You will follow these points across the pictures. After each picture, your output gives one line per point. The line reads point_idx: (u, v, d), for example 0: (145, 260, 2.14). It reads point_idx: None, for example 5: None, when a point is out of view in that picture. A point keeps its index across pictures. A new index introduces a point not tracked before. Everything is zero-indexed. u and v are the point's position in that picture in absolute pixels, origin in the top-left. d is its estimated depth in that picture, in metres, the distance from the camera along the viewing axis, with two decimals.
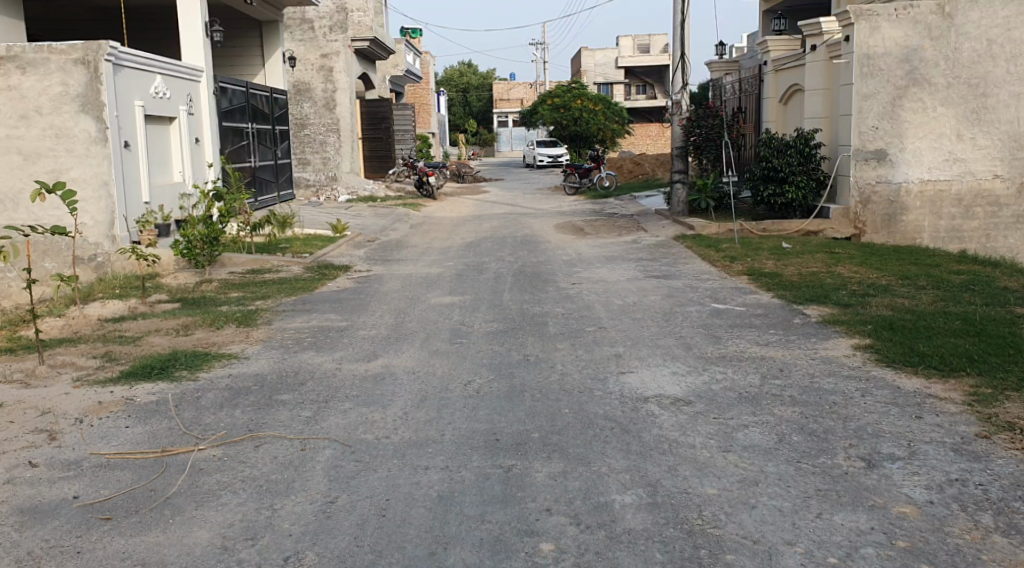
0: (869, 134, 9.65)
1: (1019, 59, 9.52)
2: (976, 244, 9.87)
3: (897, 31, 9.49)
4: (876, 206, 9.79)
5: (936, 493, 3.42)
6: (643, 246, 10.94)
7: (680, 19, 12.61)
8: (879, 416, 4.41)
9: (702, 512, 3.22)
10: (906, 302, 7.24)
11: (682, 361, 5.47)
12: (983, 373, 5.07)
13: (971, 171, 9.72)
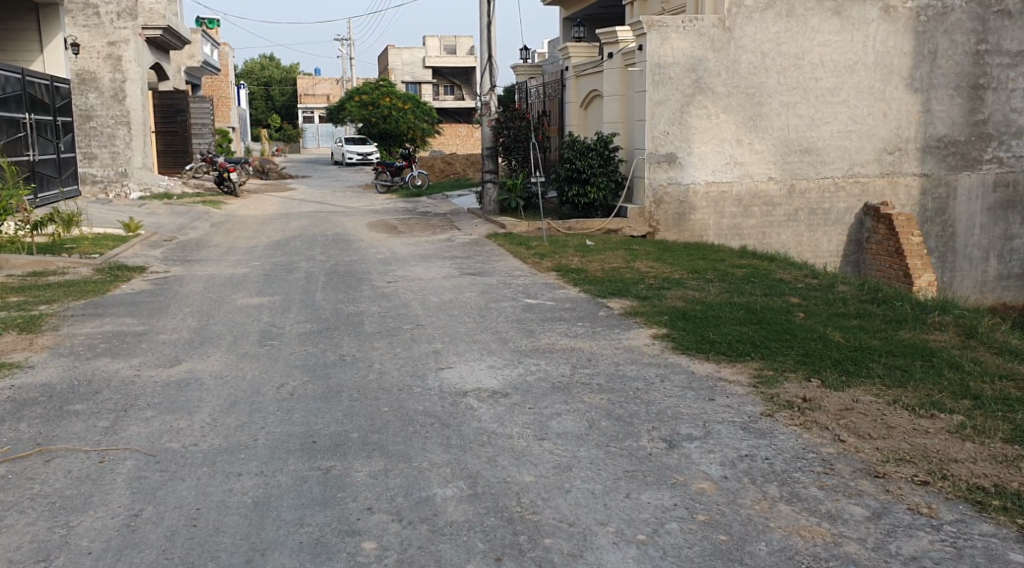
0: (660, 138, 10.23)
1: (788, 72, 10.45)
2: (754, 241, 10.73)
3: (684, 41, 10.09)
4: (669, 206, 10.42)
5: (729, 468, 3.73)
6: (454, 244, 11.10)
7: (486, 21, 12.85)
8: (677, 399, 4.74)
9: (520, 499, 3.35)
10: (697, 294, 7.80)
11: (496, 354, 5.62)
12: (765, 356, 5.56)
13: (750, 173, 10.56)
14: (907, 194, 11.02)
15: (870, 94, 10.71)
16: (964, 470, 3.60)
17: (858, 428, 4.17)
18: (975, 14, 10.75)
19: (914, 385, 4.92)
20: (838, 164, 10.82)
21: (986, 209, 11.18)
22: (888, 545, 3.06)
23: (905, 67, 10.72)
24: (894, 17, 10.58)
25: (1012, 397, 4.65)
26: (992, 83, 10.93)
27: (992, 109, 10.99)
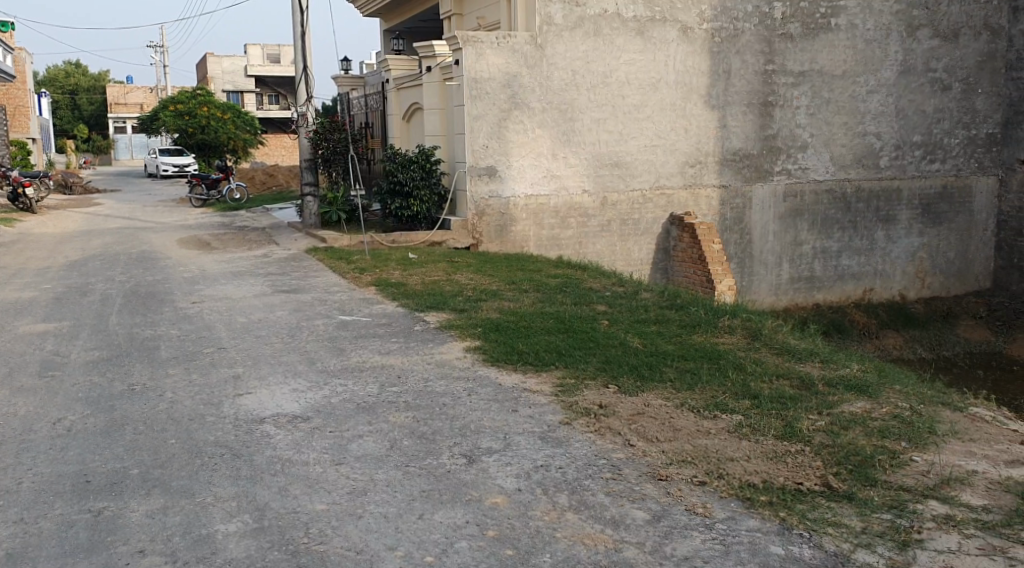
0: (480, 152, 10.35)
1: (597, 89, 10.84)
2: (571, 250, 11.02)
3: (498, 58, 10.26)
4: (491, 218, 10.56)
5: (523, 480, 3.80)
6: (271, 260, 10.79)
7: (300, 31, 12.58)
8: (481, 413, 4.79)
9: (308, 529, 3.27)
10: (511, 305, 7.93)
11: (302, 377, 5.48)
12: (569, 364, 5.73)
13: (565, 187, 10.86)
14: (708, 204, 11.66)
15: (672, 110, 11.27)
16: (737, 468, 3.84)
17: (647, 433, 4.37)
18: (762, 37, 11.52)
19: (701, 387, 5.21)
20: (645, 177, 11.30)
21: (778, 217, 12.01)
22: (663, 547, 3.22)
23: (702, 85, 11.35)
24: (691, 38, 11.19)
25: (786, 395, 5.02)
26: (779, 101, 11.74)
27: (780, 125, 11.80)
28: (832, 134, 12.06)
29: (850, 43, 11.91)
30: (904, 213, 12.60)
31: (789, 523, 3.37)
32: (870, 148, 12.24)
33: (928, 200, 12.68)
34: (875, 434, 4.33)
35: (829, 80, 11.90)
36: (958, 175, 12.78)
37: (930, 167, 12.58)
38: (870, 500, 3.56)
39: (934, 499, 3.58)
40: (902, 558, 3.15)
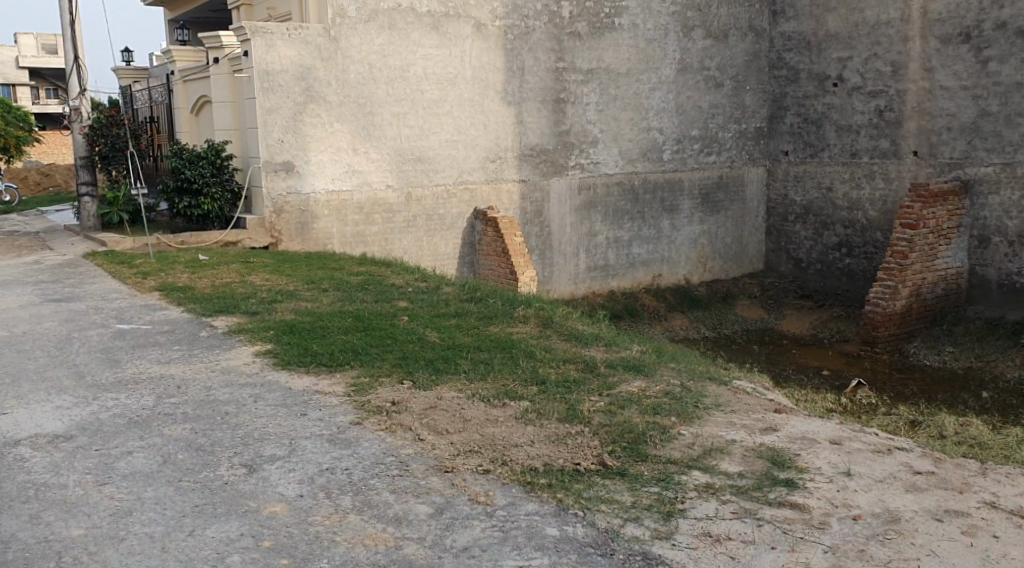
0: (275, 147, 10.01)
1: (394, 83, 10.72)
2: (377, 247, 10.86)
3: (291, 50, 9.95)
4: (289, 215, 10.23)
5: (306, 486, 3.70)
6: (42, 267, 9.96)
7: (69, 18, 11.62)
8: (265, 420, 4.61)
9: (61, 559, 3.06)
10: (308, 305, 7.73)
11: (67, 393, 5.07)
12: (363, 363, 5.64)
13: (368, 182, 10.68)
14: (509, 198, 11.83)
15: (471, 106, 11.34)
16: (520, 454, 4.02)
17: (437, 425, 4.38)
18: (552, 34, 11.80)
19: (493, 376, 5.30)
20: (448, 172, 11.32)
21: (574, 209, 12.39)
22: (444, 540, 3.30)
23: (497, 82, 11.50)
24: (485, 34, 11.32)
25: (571, 379, 5.20)
26: (571, 97, 12.07)
27: (573, 121, 12.13)
28: (619, 130, 12.53)
29: (633, 42, 12.40)
30: (686, 203, 13.32)
31: (565, 503, 3.60)
32: (653, 142, 12.83)
33: (707, 189, 13.44)
34: (648, 411, 4.68)
35: (615, 78, 12.35)
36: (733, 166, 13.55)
37: (707, 159, 13.31)
38: (640, 475, 3.89)
39: (697, 469, 4.01)
40: (665, 529, 3.48)
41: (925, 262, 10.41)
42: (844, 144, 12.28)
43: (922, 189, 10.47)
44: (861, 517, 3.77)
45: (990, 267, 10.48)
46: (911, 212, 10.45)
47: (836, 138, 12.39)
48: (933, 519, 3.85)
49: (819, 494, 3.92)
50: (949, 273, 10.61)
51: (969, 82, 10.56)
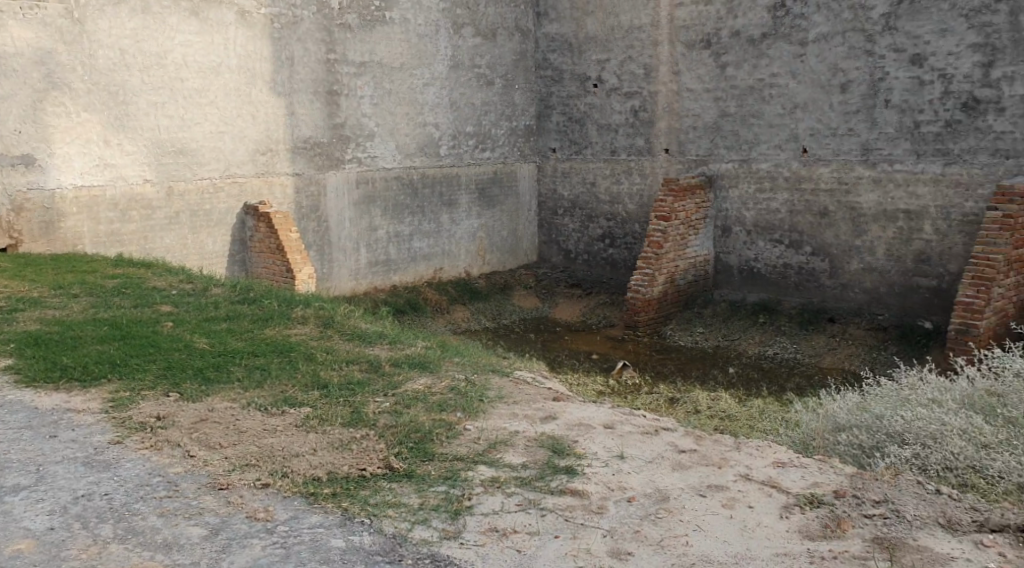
0: (10, 139, 8.57)
1: (150, 71, 9.45)
2: (135, 247, 9.60)
3: (27, 32, 8.57)
4: (31, 214, 8.82)
5: (58, 517, 3.36)
6: None
7: None
8: (8, 445, 4.13)
9: None
10: (55, 314, 7.01)
11: None
12: (124, 376, 5.19)
13: (124, 176, 9.38)
14: (282, 193, 10.68)
15: (237, 96, 10.16)
16: (301, 464, 3.85)
17: (209, 440, 4.11)
18: (321, 25, 10.73)
19: (271, 383, 5.06)
20: (214, 166, 10.10)
21: (352, 204, 11.35)
22: (220, 563, 3.12)
23: (266, 71, 10.36)
24: (250, 22, 10.16)
25: (354, 380, 5.06)
26: (344, 89, 11.03)
27: (347, 114, 11.11)
28: (395, 125, 11.62)
29: (404, 37, 11.52)
30: (463, 198, 12.58)
31: (350, 512, 3.50)
32: (430, 137, 12.00)
33: (482, 184, 12.73)
34: (433, 408, 4.65)
35: (389, 72, 11.44)
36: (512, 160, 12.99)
37: (481, 155, 12.63)
38: (427, 475, 3.86)
39: (484, 464, 4.03)
40: (453, 528, 3.46)
41: (677, 251, 10.44)
42: (604, 142, 12.10)
43: (672, 182, 10.41)
44: (635, 499, 3.94)
45: (733, 255, 10.63)
46: (663, 205, 10.38)
47: (597, 135, 12.18)
48: (697, 494, 4.11)
49: (597, 479, 4.06)
50: (697, 260, 10.70)
51: (709, 84, 10.59)
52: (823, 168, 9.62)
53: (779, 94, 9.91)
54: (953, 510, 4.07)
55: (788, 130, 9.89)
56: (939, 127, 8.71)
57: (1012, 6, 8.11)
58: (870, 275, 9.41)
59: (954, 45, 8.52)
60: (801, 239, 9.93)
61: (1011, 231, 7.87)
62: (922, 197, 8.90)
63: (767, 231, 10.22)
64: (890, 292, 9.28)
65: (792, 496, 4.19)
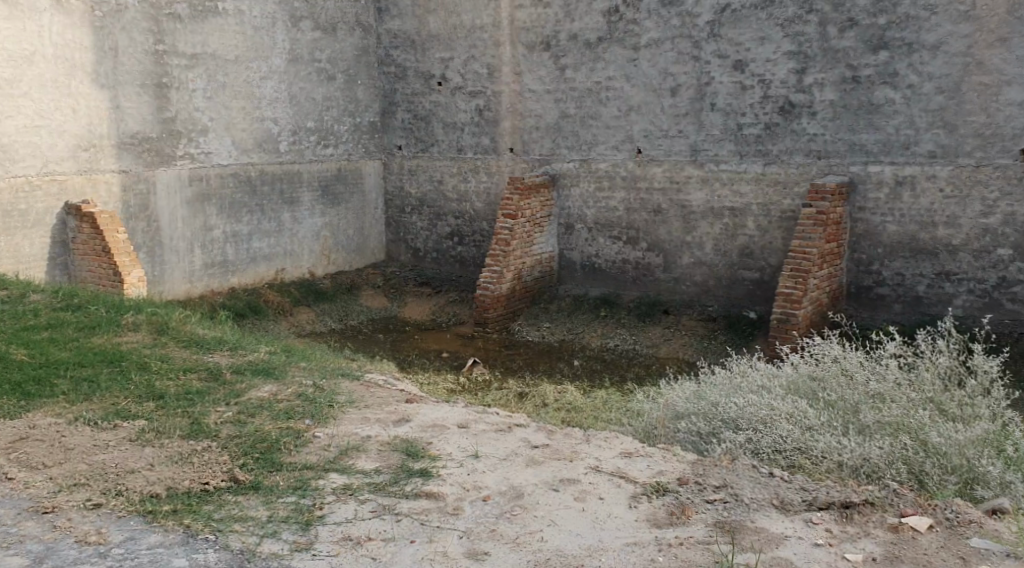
0: None
1: None
2: None
3: None
4: None
5: None
6: None
7: None
8: None
9: None
10: None
11: None
12: None
13: None
14: (108, 190, 9.81)
15: (54, 88, 9.22)
16: (138, 481, 3.86)
17: (33, 460, 4.01)
18: (148, 14, 9.93)
19: (101, 396, 4.81)
20: (29, 162, 9.10)
21: (185, 201, 10.55)
22: None
23: (87, 62, 9.45)
24: (67, 8, 9.24)
25: (193, 389, 4.96)
26: (173, 82, 10.24)
27: (178, 108, 10.32)
28: (231, 119, 10.88)
29: (239, 29, 10.81)
30: (306, 195, 11.88)
31: (194, 529, 3.53)
32: (268, 133, 11.30)
33: (325, 181, 12.06)
34: (280, 416, 4.70)
35: (222, 64, 10.70)
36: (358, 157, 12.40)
37: (324, 152, 11.96)
38: (275, 486, 3.93)
39: (334, 472, 4.12)
40: (305, 539, 3.53)
41: (523, 249, 10.55)
42: (450, 140, 11.83)
43: (518, 181, 10.51)
44: (489, 498, 4.03)
45: (576, 251, 10.85)
46: (510, 203, 10.46)
47: (443, 134, 11.88)
48: (552, 490, 4.19)
49: (451, 480, 4.16)
50: (543, 257, 10.86)
51: (549, 85, 10.71)
52: (656, 168, 9.98)
53: (614, 97, 10.17)
54: (785, 491, 4.30)
55: (623, 132, 10.18)
56: (759, 130, 9.22)
57: (821, 17, 8.69)
58: (700, 268, 9.85)
59: (772, 53, 9.03)
60: (638, 236, 10.27)
61: (823, 225, 8.45)
62: (746, 195, 9.40)
63: (607, 228, 10.50)
64: (718, 284, 9.76)
65: (640, 486, 4.32)
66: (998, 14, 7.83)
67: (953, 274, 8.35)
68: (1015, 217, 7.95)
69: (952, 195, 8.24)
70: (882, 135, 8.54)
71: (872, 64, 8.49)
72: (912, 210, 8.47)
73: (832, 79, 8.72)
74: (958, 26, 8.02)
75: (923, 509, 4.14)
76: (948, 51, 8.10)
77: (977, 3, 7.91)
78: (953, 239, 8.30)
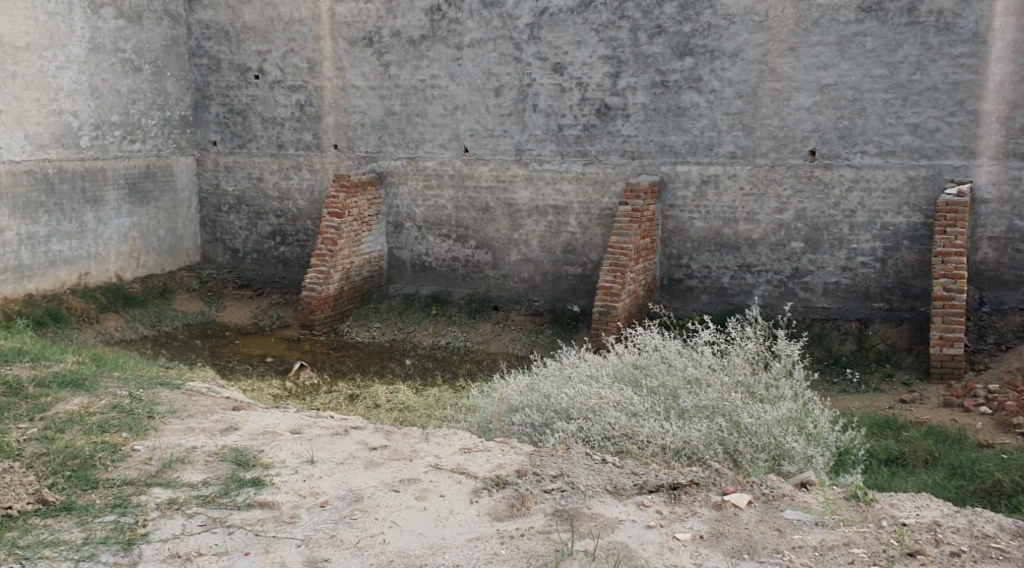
0: None
1: None
2: None
3: None
4: None
5: None
6: None
7: None
8: None
9: None
10: None
11: None
12: None
13: None
14: None
15: None
16: None
17: None
18: None
19: None
20: None
21: None
22: None
23: None
24: None
25: None
26: None
27: None
28: (24, 111, 9.98)
29: (29, 14, 9.93)
30: (112, 193, 11.12)
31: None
32: (67, 127, 10.47)
33: (132, 179, 11.31)
34: (94, 430, 4.65)
35: (11, 52, 9.80)
36: (169, 153, 11.74)
37: (131, 147, 11.22)
38: (90, 506, 3.94)
39: (157, 486, 4.16)
40: (127, 560, 3.60)
41: (351, 247, 10.35)
42: (270, 136, 11.43)
43: (343, 178, 10.31)
44: (328, 503, 4.13)
45: (405, 250, 10.77)
46: (335, 202, 10.24)
47: (262, 129, 11.47)
48: (392, 490, 4.28)
49: (286, 487, 4.24)
50: (372, 256, 10.71)
51: (373, 82, 10.56)
52: (483, 166, 10.07)
53: (440, 95, 10.18)
54: (618, 477, 4.46)
55: (449, 131, 10.20)
56: (579, 131, 9.50)
57: (632, 23, 9.06)
58: (526, 265, 10.04)
59: (588, 56, 9.33)
60: (466, 234, 10.32)
61: (639, 222, 8.81)
62: (568, 194, 9.66)
63: (436, 227, 10.48)
64: (544, 280, 9.99)
65: (481, 480, 4.42)
66: (787, 26, 8.45)
67: (753, 266, 8.95)
68: (806, 213, 8.62)
69: (751, 193, 8.82)
70: (688, 136, 9.02)
71: (679, 70, 8.94)
72: (717, 207, 9.00)
73: (643, 82, 9.12)
74: (753, 36, 8.59)
75: (742, 486, 4.40)
76: (745, 59, 8.66)
77: (769, 15, 8.50)
78: (754, 234, 8.88)
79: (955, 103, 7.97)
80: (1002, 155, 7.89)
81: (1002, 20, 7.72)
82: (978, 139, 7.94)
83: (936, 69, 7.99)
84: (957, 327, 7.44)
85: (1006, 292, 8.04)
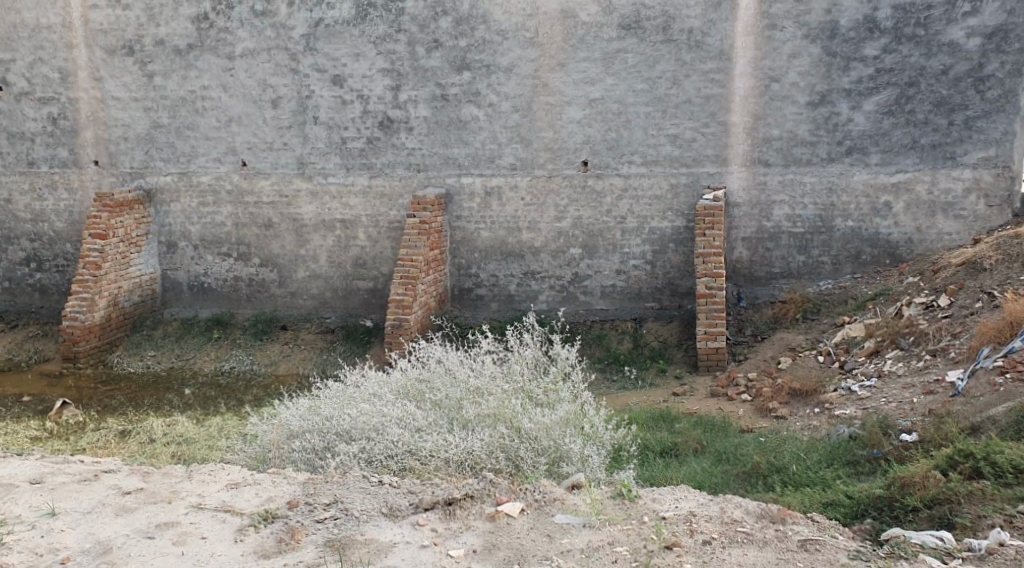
0: None
1: None
2: None
3: None
4: None
5: None
6: None
7: None
8: None
9: None
10: None
11: None
12: None
13: None
14: None
15: None
16: None
17: None
18: None
19: None
20: None
21: None
22: None
23: None
24: None
25: None
26: None
27: None
28: None
29: None
30: None
31: None
32: None
33: None
34: None
35: None
36: None
37: None
38: None
39: None
40: None
41: (118, 271, 9.71)
42: (18, 152, 10.47)
43: (106, 197, 9.64)
44: (69, 560, 4.15)
45: (180, 271, 10.21)
46: (97, 222, 9.55)
47: (8, 145, 10.48)
48: (146, 537, 4.31)
49: (18, 545, 4.24)
50: (143, 279, 10.08)
51: (137, 94, 9.90)
52: (263, 181, 9.72)
53: (212, 107, 9.72)
54: (394, 497, 4.52)
55: (224, 144, 9.77)
56: (362, 144, 9.41)
57: (409, 37, 9.07)
58: (315, 282, 9.82)
59: (367, 69, 9.24)
60: (248, 251, 9.94)
61: (427, 234, 8.85)
62: (354, 208, 9.54)
63: (214, 245, 10.02)
64: (335, 296, 9.81)
65: (246, 517, 4.44)
66: (556, 42, 8.77)
67: (537, 273, 9.22)
68: (582, 221, 8.99)
69: (531, 203, 9.08)
70: (470, 149, 9.15)
71: (457, 84, 9.05)
72: (500, 217, 9.19)
73: (424, 96, 9.17)
74: (525, 51, 8.85)
75: (515, 494, 4.51)
76: (519, 74, 8.90)
77: (539, 31, 8.77)
78: (536, 242, 9.15)
79: (708, 115, 8.59)
80: (750, 162, 8.58)
81: (743, 39, 8.39)
82: (728, 147, 8.59)
83: (689, 83, 8.58)
84: (719, 322, 8.01)
85: (760, 287, 8.76)
